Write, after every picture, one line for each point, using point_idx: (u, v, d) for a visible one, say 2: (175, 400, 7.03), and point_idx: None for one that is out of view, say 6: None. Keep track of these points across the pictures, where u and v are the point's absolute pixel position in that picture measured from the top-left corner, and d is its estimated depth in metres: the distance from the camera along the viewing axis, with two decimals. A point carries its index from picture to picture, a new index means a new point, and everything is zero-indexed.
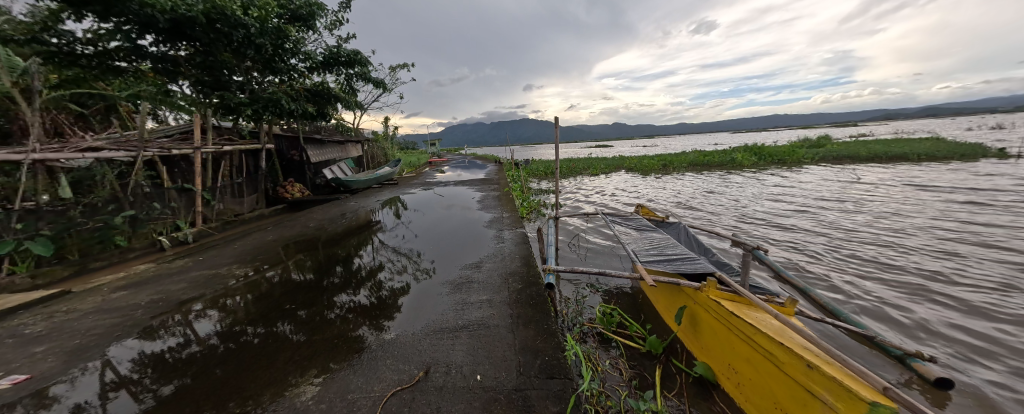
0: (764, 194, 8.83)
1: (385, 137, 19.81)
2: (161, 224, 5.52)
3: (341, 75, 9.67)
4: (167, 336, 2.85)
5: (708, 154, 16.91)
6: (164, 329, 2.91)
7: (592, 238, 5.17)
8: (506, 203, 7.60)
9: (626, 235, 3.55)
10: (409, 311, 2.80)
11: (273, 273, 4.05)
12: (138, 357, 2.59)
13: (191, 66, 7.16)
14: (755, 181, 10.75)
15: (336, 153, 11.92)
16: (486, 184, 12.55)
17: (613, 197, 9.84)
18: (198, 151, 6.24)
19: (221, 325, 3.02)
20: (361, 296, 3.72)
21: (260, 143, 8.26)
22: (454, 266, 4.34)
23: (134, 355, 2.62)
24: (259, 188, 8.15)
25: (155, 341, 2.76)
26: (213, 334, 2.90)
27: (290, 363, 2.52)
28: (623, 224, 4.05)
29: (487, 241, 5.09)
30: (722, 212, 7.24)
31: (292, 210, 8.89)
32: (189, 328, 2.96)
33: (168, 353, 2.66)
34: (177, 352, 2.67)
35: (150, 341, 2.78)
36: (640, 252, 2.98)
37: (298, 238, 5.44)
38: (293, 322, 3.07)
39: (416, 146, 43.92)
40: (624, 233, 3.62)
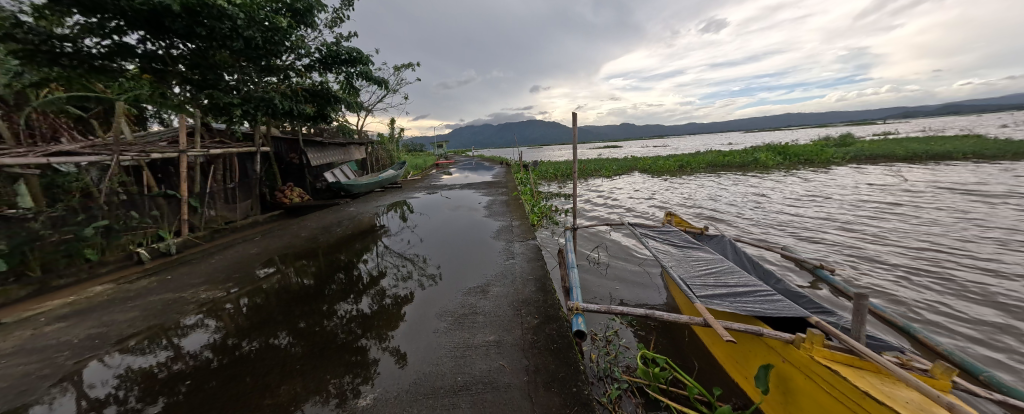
0: (796, 198, 8.10)
1: (392, 138, 19.44)
2: (140, 235, 5.10)
3: (342, 74, 9.23)
4: (157, 349, 2.57)
5: (727, 154, 16.06)
6: (151, 343, 2.62)
7: (613, 255, 4.59)
8: (514, 209, 7.05)
9: (665, 253, 2.95)
10: (417, 342, 2.38)
11: (268, 283, 3.68)
12: (123, 373, 2.32)
13: (176, 65, 6.72)
14: (783, 184, 9.98)
15: (338, 156, 11.52)
16: (493, 187, 12.00)
17: (629, 202, 9.21)
18: (184, 154, 5.82)
19: (215, 337, 2.73)
20: (363, 305, 3.27)
21: (255, 145, 7.87)
22: (463, 273, 3.79)
23: (117, 372, 2.34)
24: (253, 193, 7.76)
25: (142, 357, 2.49)
26: (205, 347, 2.61)
27: (284, 382, 2.20)
28: (655, 237, 3.44)
29: (495, 250, 4.53)
30: (754, 219, 6.56)
31: (290, 216, 8.47)
32: (181, 339, 2.69)
33: (157, 368, 2.39)
34: (167, 367, 2.41)
35: (135, 356, 2.49)
36: (688, 280, 2.38)
37: (288, 250, 4.92)
38: (292, 334, 2.75)
39: (424, 148, 43.64)
40: (661, 251, 3.03)
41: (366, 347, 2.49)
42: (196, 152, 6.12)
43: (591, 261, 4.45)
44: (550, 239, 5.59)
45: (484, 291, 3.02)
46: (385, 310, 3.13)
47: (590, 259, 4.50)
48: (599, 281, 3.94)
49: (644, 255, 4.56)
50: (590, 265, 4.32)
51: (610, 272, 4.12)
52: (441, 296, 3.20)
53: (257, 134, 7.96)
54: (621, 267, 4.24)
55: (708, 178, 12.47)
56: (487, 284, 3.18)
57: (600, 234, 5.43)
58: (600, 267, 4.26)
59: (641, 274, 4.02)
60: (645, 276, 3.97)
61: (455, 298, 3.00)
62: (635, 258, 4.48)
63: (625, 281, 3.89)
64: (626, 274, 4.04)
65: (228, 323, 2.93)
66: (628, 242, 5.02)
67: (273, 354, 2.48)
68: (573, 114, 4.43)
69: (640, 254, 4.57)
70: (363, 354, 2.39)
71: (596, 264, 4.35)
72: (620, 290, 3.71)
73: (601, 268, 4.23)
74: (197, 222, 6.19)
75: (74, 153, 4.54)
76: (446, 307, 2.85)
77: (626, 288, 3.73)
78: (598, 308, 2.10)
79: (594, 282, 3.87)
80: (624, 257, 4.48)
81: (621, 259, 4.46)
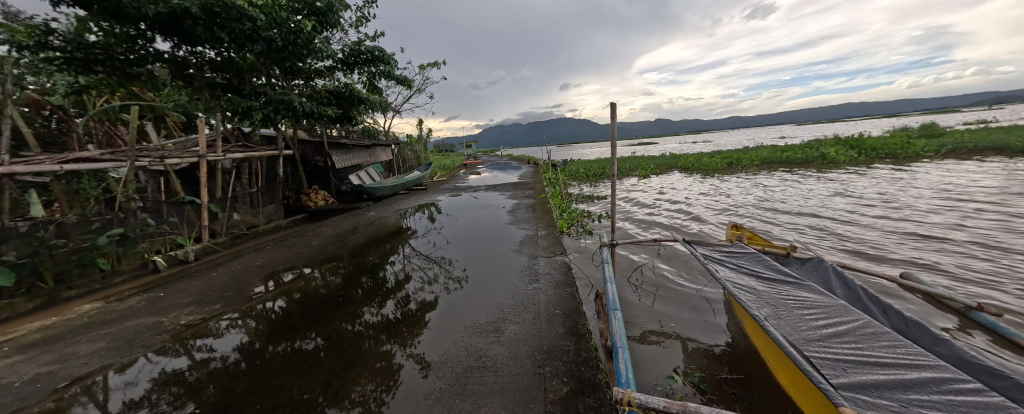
0: (883, 203, 6.70)
1: (420, 139, 19.35)
2: (158, 242, 5.02)
3: (365, 74, 8.96)
4: (191, 351, 2.61)
5: (787, 150, 14.16)
6: (187, 345, 2.68)
7: (660, 277, 3.79)
8: (541, 215, 6.37)
9: (749, 290, 2.19)
10: (442, 351, 2.31)
11: (290, 292, 3.62)
12: (159, 376, 2.36)
13: (199, 70, 6.67)
14: (861, 185, 8.43)
15: (364, 158, 11.43)
16: (520, 188, 11.32)
17: (671, 209, 8.19)
18: (202, 159, 5.71)
19: (245, 340, 2.76)
20: (387, 310, 3.22)
21: (277, 149, 7.78)
22: (485, 283, 3.49)
23: (155, 373, 2.39)
24: (277, 197, 7.69)
25: (178, 359, 2.53)
26: (234, 350, 2.64)
27: (306, 388, 2.17)
28: (725, 261, 2.61)
29: (519, 263, 3.95)
30: (833, 232, 5.38)
31: (313, 220, 8.34)
32: (213, 342, 2.74)
33: (189, 371, 2.42)
34: (200, 369, 2.44)
35: (172, 357, 2.55)
36: (811, 358, 1.62)
37: (295, 260, 4.60)
38: (322, 336, 2.79)
39: (454, 149, 43.94)
40: (739, 282, 2.28)
41: (391, 351, 2.46)
42: (216, 156, 6.03)
43: (634, 284, 3.68)
44: (583, 252, 4.90)
45: (505, 311, 2.73)
46: (409, 314, 3.10)
47: (632, 281, 3.74)
48: (644, 309, 3.18)
49: (700, 276, 3.70)
50: (631, 289, 3.56)
51: (656, 298, 3.35)
52: (464, 306, 3.00)
53: (280, 137, 7.86)
54: (671, 292, 3.44)
55: (763, 179, 10.98)
56: (503, 314, 2.67)
57: (642, 249, 4.62)
58: (645, 292, 3.49)
59: (697, 302, 3.21)
60: (704, 305, 3.15)
61: (461, 337, 2.43)
62: (687, 281, 3.64)
63: (678, 311, 3.10)
64: (679, 303, 3.24)
65: (258, 326, 2.97)
66: (678, 261, 4.17)
67: (299, 358, 2.50)
68: (611, 104, 3.64)
69: (695, 277, 3.72)
70: (388, 359, 2.36)
71: (640, 288, 3.58)
72: (671, 322, 2.94)
73: (646, 293, 3.45)
74: (219, 228, 6.09)
75: (92, 161, 4.49)
76: (467, 322, 2.67)
77: (681, 320, 2.94)
78: (665, 406, 1.37)
79: (639, 312, 3.12)
80: (677, 279, 3.72)
81: (670, 283, 3.64)
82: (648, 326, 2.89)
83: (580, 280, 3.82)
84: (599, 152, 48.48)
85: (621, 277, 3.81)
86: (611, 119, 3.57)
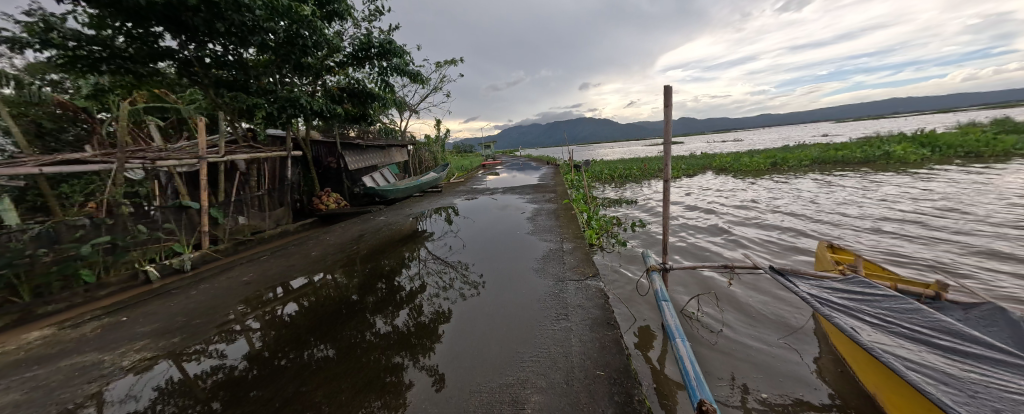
0: (979, 225, 5.61)
1: (438, 139, 19.02)
2: (152, 250, 4.67)
3: (376, 69, 8.54)
4: (201, 357, 2.49)
5: (836, 150, 12.75)
6: (195, 352, 2.54)
7: (730, 317, 3.06)
8: (565, 223, 5.63)
9: (932, 375, 1.38)
10: (465, 374, 2.04)
11: (298, 300, 3.41)
12: (163, 385, 2.20)
13: (205, 67, 6.34)
14: (941, 199, 7.26)
15: (378, 159, 11.11)
16: (539, 190, 10.64)
17: (711, 221, 7.28)
18: (202, 160, 5.33)
19: (253, 349, 2.60)
20: (399, 320, 2.98)
21: (286, 149, 7.39)
22: (506, 298, 3.06)
23: (160, 382, 2.24)
24: (286, 200, 7.38)
25: (187, 365, 2.41)
26: (243, 358, 2.48)
27: (311, 406, 1.97)
28: (857, 312, 1.78)
29: (543, 281, 3.32)
30: (927, 263, 4.38)
31: (323, 225, 8.00)
32: (225, 347, 2.62)
33: (196, 380, 2.26)
34: (207, 378, 2.28)
35: (181, 364, 2.42)
36: None
37: (289, 271, 4.10)
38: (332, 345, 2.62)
39: (473, 149, 43.77)
40: (907, 356, 1.46)
41: (403, 364, 2.28)
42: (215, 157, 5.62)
43: (694, 326, 2.97)
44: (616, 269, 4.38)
45: (526, 365, 2.03)
46: (422, 325, 2.86)
47: (692, 321, 3.03)
48: (718, 359, 2.52)
49: (780, 318, 2.95)
50: (694, 333, 2.84)
51: (731, 349, 2.63)
52: (484, 325, 2.62)
53: (288, 137, 7.49)
54: (748, 341, 2.70)
55: (815, 185, 9.82)
56: (524, 373, 1.96)
57: (694, 276, 3.88)
58: (713, 339, 2.77)
59: (787, 357, 2.47)
60: (798, 362, 2.41)
61: (466, 406, 1.77)
62: (764, 324, 2.90)
63: (764, 365, 2.42)
64: (765, 357, 2.50)
65: (268, 333, 2.82)
66: (745, 296, 3.41)
67: (306, 368, 2.33)
68: (666, 87, 2.82)
69: (772, 318, 2.98)
70: (399, 374, 2.17)
71: (705, 332, 2.87)
72: (763, 388, 2.22)
73: (716, 341, 2.74)
74: (220, 234, 5.75)
75: (79, 163, 4.15)
76: (485, 345, 2.32)
77: (768, 379, 2.29)
78: None
79: (713, 366, 2.44)
80: (760, 319, 2.97)
81: (743, 326, 2.91)
82: (732, 394, 2.19)
83: (626, 315, 3.14)
84: (623, 151, 47.01)
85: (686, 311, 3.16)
86: (667, 106, 2.76)
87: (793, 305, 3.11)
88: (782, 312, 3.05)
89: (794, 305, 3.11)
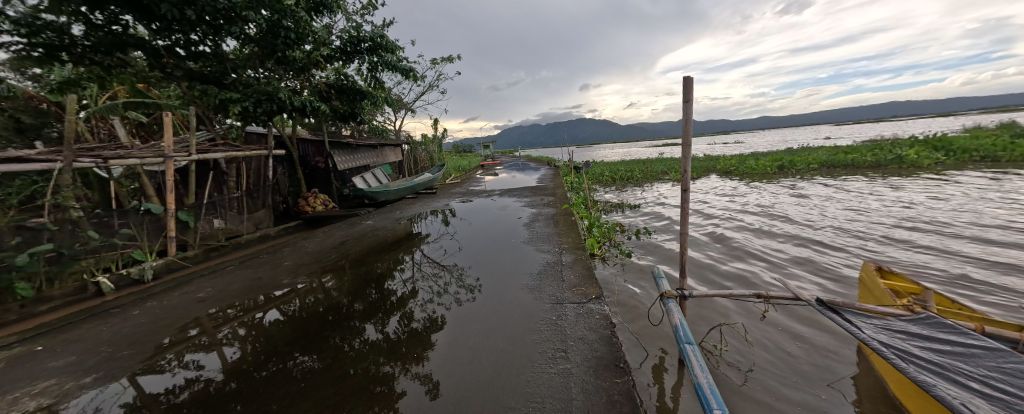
0: (1014, 233, 5.19)
1: (435, 139, 18.60)
2: (107, 259, 4.23)
3: (365, 63, 8.08)
4: (177, 369, 2.38)
5: (845, 155, 12.32)
6: (171, 363, 2.44)
7: (759, 353, 2.65)
8: (564, 231, 5.17)
9: None
10: (455, 382, 2.00)
11: (284, 305, 3.33)
12: (131, 400, 2.07)
13: (172, 57, 5.95)
14: (965, 207, 6.83)
15: (370, 159, 10.68)
16: (537, 193, 10.20)
17: (720, 228, 6.85)
18: (167, 159, 4.88)
19: (236, 358, 2.51)
20: (389, 327, 2.89)
21: (267, 148, 6.91)
22: (498, 309, 2.90)
23: (125, 398, 2.10)
24: (267, 202, 6.93)
25: (163, 376, 2.30)
26: (220, 370, 2.37)
27: None
28: (955, 373, 1.30)
29: (541, 297, 3.01)
30: (971, 281, 3.92)
31: (308, 228, 7.57)
32: (202, 357, 2.52)
33: (165, 395, 2.13)
34: (176, 393, 2.14)
35: (157, 375, 2.31)
36: None
37: (261, 282, 3.76)
38: (315, 354, 2.51)
39: (472, 149, 43.36)
40: None
41: (392, 373, 2.21)
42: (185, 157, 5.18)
43: (721, 363, 2.56)
44: (614, 276, 4.24)
45: None
46: (413, 332, 2.78)
47: (716, 356, 2.62)
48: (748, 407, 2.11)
49: (827, 358, 2.51)
50: (719, 373, 2.43)
51: (767, 396, 2.20)
52: (475, 334, 2.55)
53: (270, 135, 7.00)
54: (787, 388, 2.27)
55: (826, 190, 9.43)
56: None
57: (718, 301, 3.43)
58: (743, 382, 2.35)
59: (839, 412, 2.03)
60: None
61: None
62: (805, 367, 2.46)
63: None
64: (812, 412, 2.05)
65: (245, 342, 2.71)
66: (780, 329, 2.96)
67: (288, 379, 2.24)
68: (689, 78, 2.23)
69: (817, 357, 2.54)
70: (388, 384, 2.11)
71: (732, 371, 2.46)
72: None
73: (747, 385, 2.31)
74: (190, 239, 5.31)
75: (19, 161, 3.69)
76: (475, 357, 2.23)
77: None
78: None
79: None
80: (799, 360, 2.53)
81: (778, 367, 2.47)
82: None
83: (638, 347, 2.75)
84: (624, 152, 46.83)
85: (708, 344, 2.76)
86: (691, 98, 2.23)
87: (840, 340, 2.66)
88: (824, 352, 2.60)
89: (838, 344, 2.65)
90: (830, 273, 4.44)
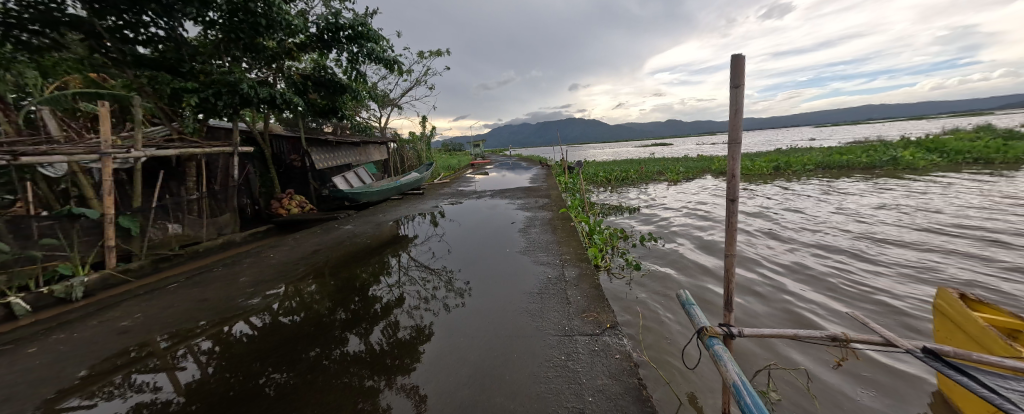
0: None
1: (424, 137, 17.93)
2: (21, 275, 3.54)
3: (346, 55, 7.34)
4: (128, 392, 2.09)
5: (839, 156, 12.26)
6: (123, 385, 2.16)
7: (821, 404, 2.17)
8: (563, 239, 4.66)
9: None
10: (447, 402, 1.83)
11: (259, 314, 3.05)
12: None
13: (117, 40, 5.15)
14: (970, 208, 6.66)
15: (352, 157, 9.99)
16: (531, 194, 9.70)
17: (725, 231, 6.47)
18: (102, 155, 4.17)
19: (200, 375, 2.25)
20: (374, 338, 2.65)
21: (232, 143, 6.19)
22: (494, 321, 2.65)
23: None
24: (232, 204, 6.23)
25: (108, 402, 2.00)
26: (181, 390, 2.11)
27: None
28: None
29: (539, 307, 2.77)
30: (1010, 291, 3.55)
31: (281, 232, 6.90)
32: (157, 377, 2.23)
33: None
34: None
35: (101, 401, 2.02)
36: None
37: (230, 292, 3.39)
38: (290, 370, 2.27)
39: (462, 148, 42.62)
40: None
41: (375, 389, 2.03)
42: (131, 154, 4.49)
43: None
44: (621, 288, 3.87)
45: None
46: (401, 343, 2.56)
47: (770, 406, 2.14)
48: None
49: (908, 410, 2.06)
50: None
51: None
52: (468, 345, 2.38)
53: (236, 129, 6.26)
54: None
55: (825, 192, 9.22)
56: None
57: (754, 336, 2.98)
58: None
59: None
60: None
61: None
62: None
63: None
64: None
65: (212, 356, 2.45)
66: (836, 368, 2.52)
67: (257, 400, 2.01)
68: (736, 56, 1.74)
69: (898, 408, 2.09)
70: (373, 400, 1.93)
71: None
72: None
73: None
74: (135, 248, 4.63)
75: None
76: (469, 372, 2.07)
77: None
78: None
79: None
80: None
81: None
82: None
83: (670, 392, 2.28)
84: (614, 152, 47.01)
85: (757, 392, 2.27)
86: (741, 81, 1.73)
87: (914, 390, 2.20)
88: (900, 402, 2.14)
89: (913, 392, 2.20)
90: (854, 282, 4.05)
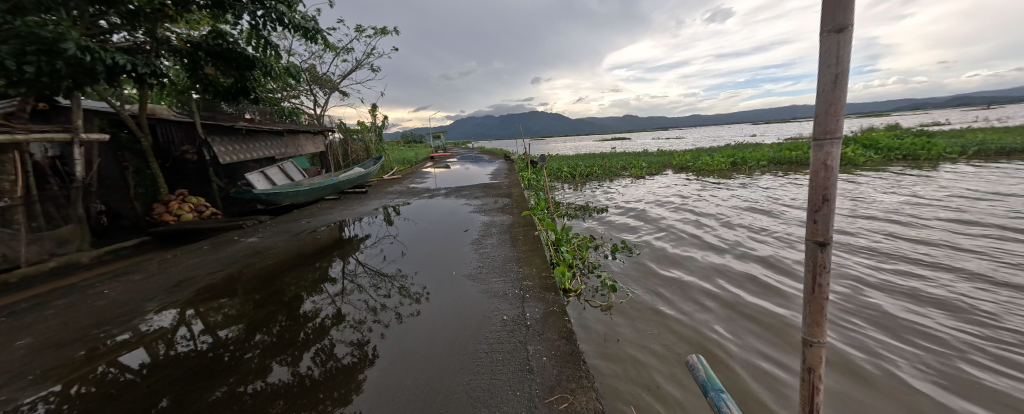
0: (993, 225, 4.83)
1: (374, 127, 16.20)
2: None
3: (247, 19, 5.66)
4: None
5: (789, 152, 12.69)
6: None
7: None
8: (523, 254, 3.81)
9: None
10: None
11: (145, 348, 2.37)
12: None
13: None
14: (917, 199, 6.78)
15: (275, 148, 8.37)
16: (490, 192, 8.73)
17: (697, 224, 5.97)
18: None
19: None
20: (304, 364, 2.14)
21: (75, 129, 4.53)
22: (454, 343, 2.22)
23: None
24: (75, 215, 4.67)
25: None
26: None
27: None
28: None
29: (506, 328, 2.35)
30: (1006, 283, 3.20)
31: (161, 245, 5.40)
32: None
33: None
34: None
35: None
36: None
37: (107, 327, 2.62)
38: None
39: (421, 141, 40.46)
40: None
41: None
42: None
43: None
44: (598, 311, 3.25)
45: None
46: (340, 368, 2.08)
47: None
48: None
49: None
50: None
51: None
52: (418, 371, 1.98)
53: (76, 108, 4.60)
54: None
55: (782, 185, 9.29)
56: None
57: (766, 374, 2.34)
58: None
59: None
60: None
61: None
62: None
63: None
64: None
65: (63, 408, 1.82)
66: None
67: None
68: None
69: None
70: None
71: None
72: None
73: None
74: None
75: None
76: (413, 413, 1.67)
77: None
78: None
79: None
80: None
81: None
82: None
83: None
84: (576, 147, 47.60)
85: None
86: (850, 19, 0.88)
87: None
88: None
89: None
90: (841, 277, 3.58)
